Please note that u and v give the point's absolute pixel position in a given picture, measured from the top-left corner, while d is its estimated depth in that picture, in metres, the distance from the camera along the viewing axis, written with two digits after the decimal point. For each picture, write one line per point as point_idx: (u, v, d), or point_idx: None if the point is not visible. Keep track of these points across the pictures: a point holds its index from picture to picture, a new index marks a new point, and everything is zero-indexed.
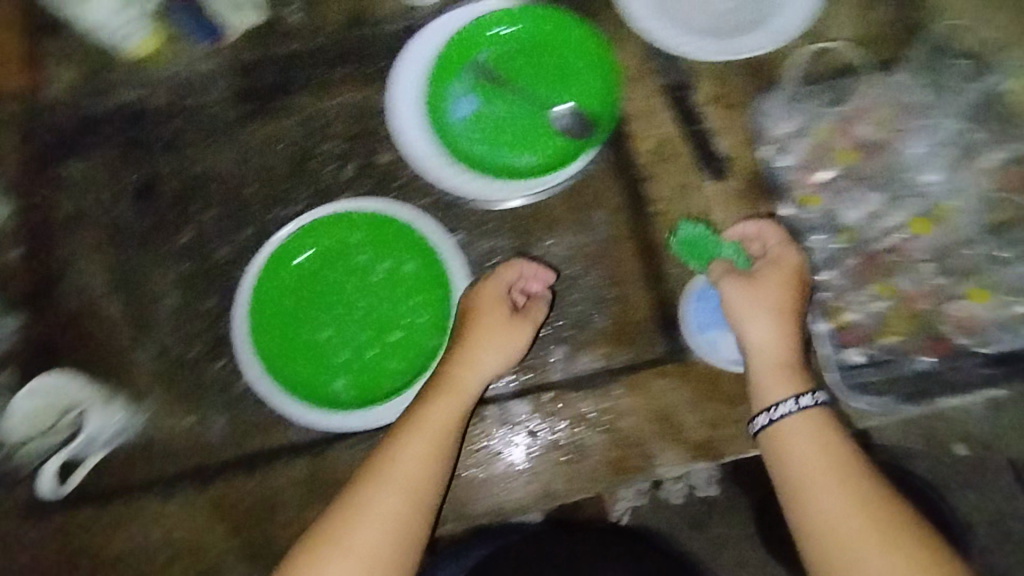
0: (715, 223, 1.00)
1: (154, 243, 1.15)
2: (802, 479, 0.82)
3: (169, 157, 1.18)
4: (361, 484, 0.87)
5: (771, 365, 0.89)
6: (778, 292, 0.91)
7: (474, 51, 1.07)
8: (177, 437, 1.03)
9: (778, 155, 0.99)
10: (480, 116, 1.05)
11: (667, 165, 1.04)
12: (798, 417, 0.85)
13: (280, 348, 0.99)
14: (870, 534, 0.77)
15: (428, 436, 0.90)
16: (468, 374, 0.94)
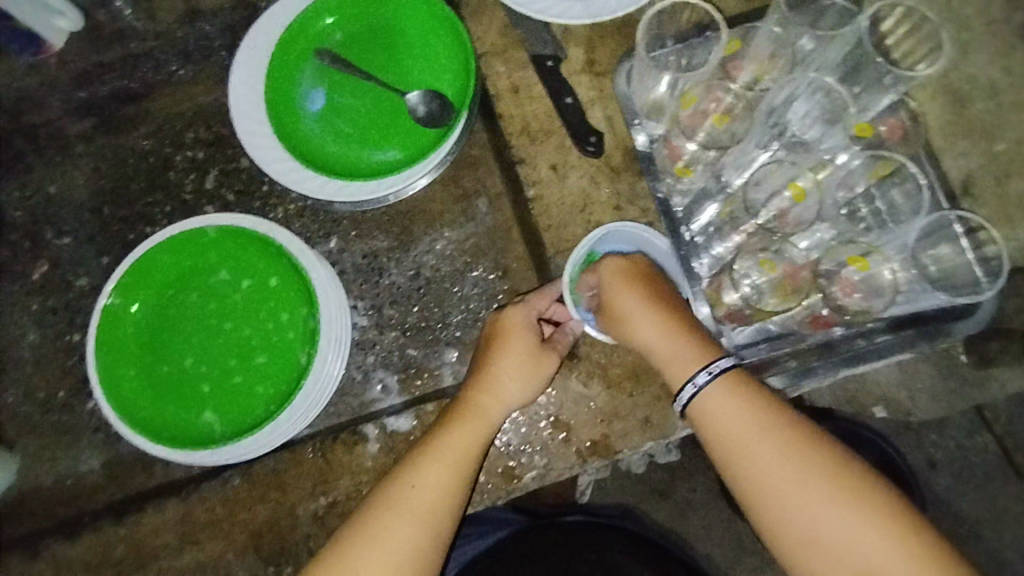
0: (593, 202, 0.95)
1: (9, 279, 1.07)
2: (732, 447, 0.73)
3: (16, 184, 1.09)
4: (357, 542, 0.75)
5: (679, 366, 0.77)
6: (636, 298, 0.79)
7: (321, 39, 0.99)
8: (59, 482, 0.99)
9: (644, 125, 0.93)
10: (332, 114, 0.98)
11: (540, 143, 0.97)
12: (717, 385, 0.74)
13: (138, 385, 0.91)
14: (826, 496, 0.68)
15: (442, 473, 0.79)
16: (496, 407, 0.83)
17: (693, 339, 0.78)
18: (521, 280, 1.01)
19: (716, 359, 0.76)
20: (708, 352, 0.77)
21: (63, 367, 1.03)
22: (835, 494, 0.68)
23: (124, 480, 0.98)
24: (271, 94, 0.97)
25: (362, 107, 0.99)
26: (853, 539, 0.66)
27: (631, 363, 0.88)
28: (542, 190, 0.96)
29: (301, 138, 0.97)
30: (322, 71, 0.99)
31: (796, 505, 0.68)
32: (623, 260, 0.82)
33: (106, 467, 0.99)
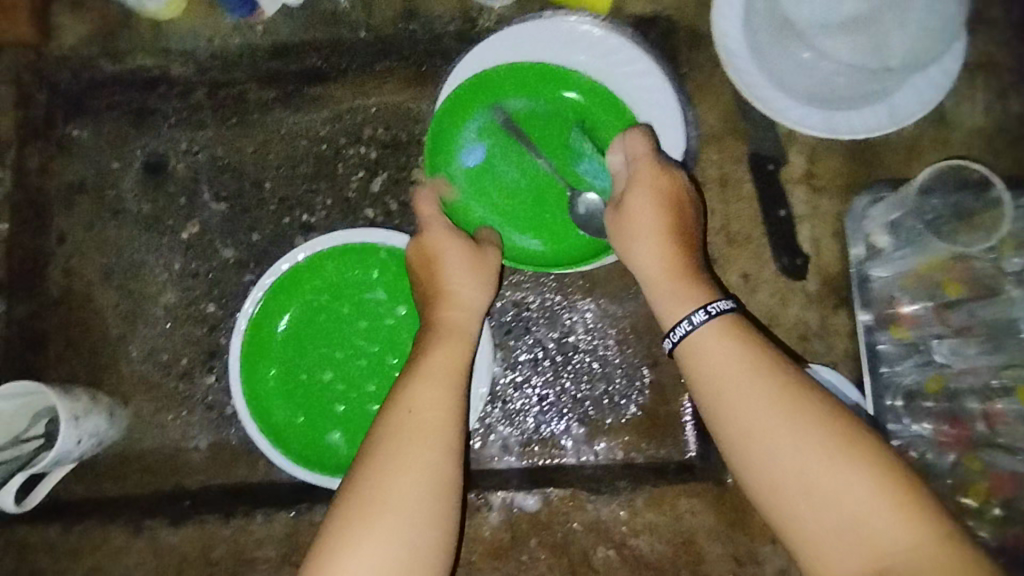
0: (779, 324, 0.90)
1: (158, 231, 1.05)
2: (721, 390, 0.68)
3: (185, 136, 1.06)
4: (372, 469, 0.68)
5: (678, 282, 0.76)
6: (656, 200, 0.80)
7: (500, 98, 0.92)
8: (163, 452, 0.97)
9: (869, 266, 0.86)
10: (490, 175, 0.93)
11: (738, 247, 0.91)
12: (706, 328, 0.71)
13: (279, 387, 0.90)
14: (808, 433, 0.63)
15: (438, 388, 0.74)
16: (462, 313, 0.81)
17: (699, 274, 0.78)
18: (669, 374, 0.96)
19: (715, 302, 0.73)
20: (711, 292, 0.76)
21: (192, 335, 1.01)
22: (846, 456, 0.61)
23: (228, 467, 0.97)
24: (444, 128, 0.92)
25: (519, 186, 0.93)
26: (849, 495, 0.60)
27: None
28: None
29: (458, 188, 0.93)
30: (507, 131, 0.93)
31: (788, 454, 0.63)
32: (666, 172, 0.82)
33: (212, 449, 0.98)
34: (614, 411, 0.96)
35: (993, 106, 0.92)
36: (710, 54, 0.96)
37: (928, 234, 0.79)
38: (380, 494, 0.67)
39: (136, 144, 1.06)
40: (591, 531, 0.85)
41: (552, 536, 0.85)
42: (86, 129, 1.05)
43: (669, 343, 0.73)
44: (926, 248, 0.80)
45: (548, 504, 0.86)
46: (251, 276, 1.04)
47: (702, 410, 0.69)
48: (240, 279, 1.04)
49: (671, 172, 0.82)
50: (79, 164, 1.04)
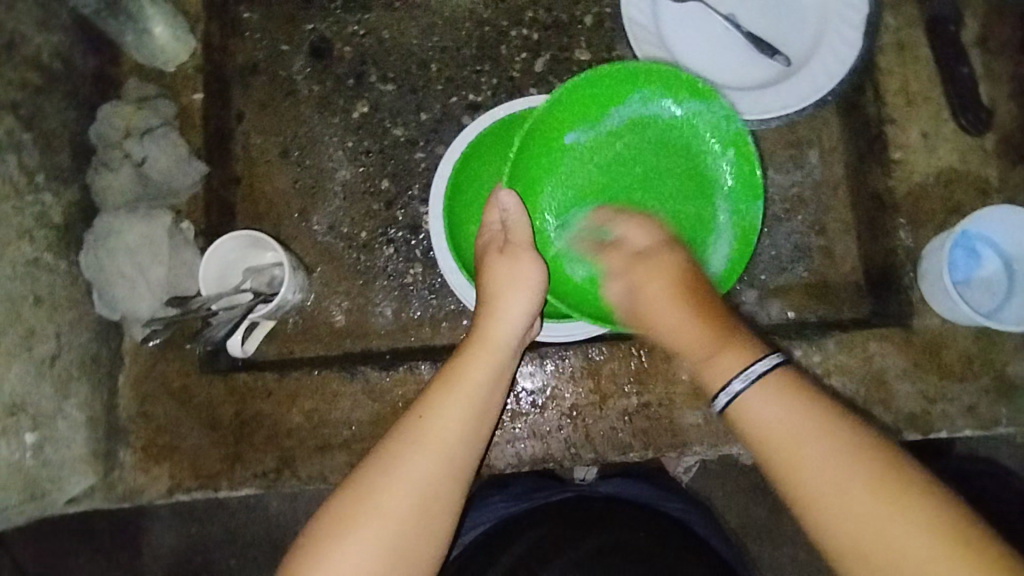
0: (958, 180, 0.93)
1: (330, 111, 1.06)
2: (788, 458, 0.58)
3: (351, 20, 1.08)
4: (372, 474, 0.67)
5: (702, 358, 0.67)
6: (663, 283, 0.73)
7: (640, 94, 0.84)
8: (349, 319, 1.00)
9: None
10: (574, 163, 0.86)
11: (915, 107, 0.94)
12: (759, 388, 0.62)
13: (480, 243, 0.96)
14: (893, 516, 0.52)
15: (458, 411, 0.71)
16: (504, 328, 0.77)
17: (727, 330, 0.67)
18: (838, 240, 0.99)
19: (755, 363, 0.63)
20: (750, 351, 0.65)
21: (370, 209, 1.04)
22: (925, 536, 0.51)
23: (414, 332, 1.00)
24: (575, 93, 0.82)
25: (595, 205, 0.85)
26: None
27: (968, 348, 0.89)
28: (907, 154, 0.94)
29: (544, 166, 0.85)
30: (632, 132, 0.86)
31: (843, 509, 0.54)
32: (665, 252, 0.76)
33: (397, 316, 1.01)
34: (786, 274, 0.98)
35: None
36: None
37: None
38: (370, 494, 0.66)
39: (306, 27, 1.07)
40: None
41: None
42: (257, 12, 1.07)
43: (721, 402, 0.64)
44: None
45: None
46: (421, 154, 1.06)
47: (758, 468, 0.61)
48: (411, 156, 1.05)
49: (670, 250, 0.77)
50: (253, 46, 1.06)
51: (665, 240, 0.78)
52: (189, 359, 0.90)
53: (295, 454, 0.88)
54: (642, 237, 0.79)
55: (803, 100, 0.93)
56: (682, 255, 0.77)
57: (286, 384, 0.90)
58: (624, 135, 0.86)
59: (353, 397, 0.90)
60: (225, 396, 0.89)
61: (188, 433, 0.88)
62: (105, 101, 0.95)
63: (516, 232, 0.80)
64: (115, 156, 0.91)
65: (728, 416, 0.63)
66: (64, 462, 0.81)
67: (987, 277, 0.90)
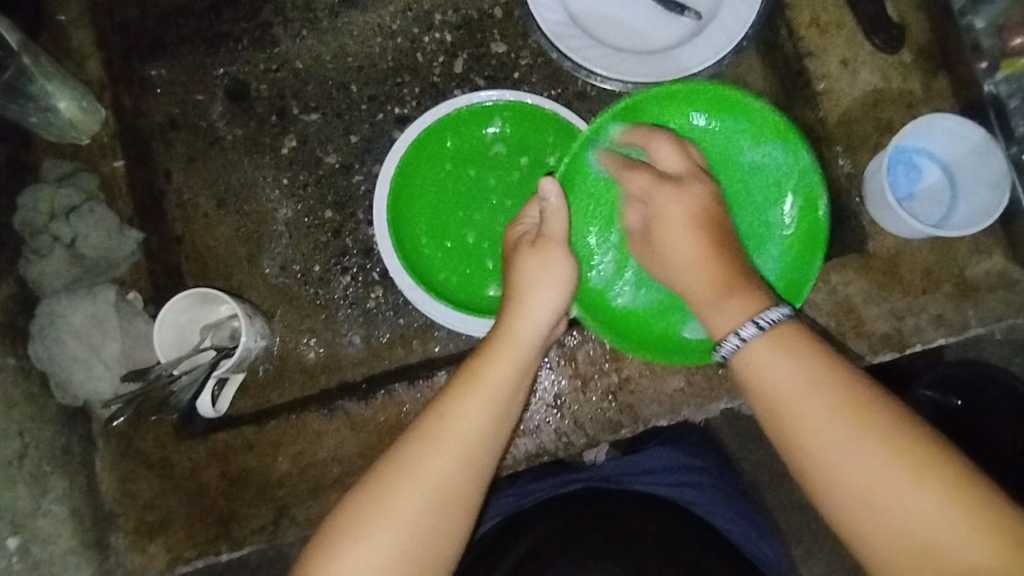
0: (884, 99, 0.94)
1: (258, 151, 1.04)
2: (785, 399, 0.63)
3: (261, 57, 1.06)
4: (391, 469, 0.67)
5: (710, 300, 0.71)
6: (686, 210, 0.75)
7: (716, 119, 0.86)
8: (319, 355, 0.99)
9: (973, 17, 0.91)
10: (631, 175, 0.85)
11: (829, 36, 0.95)
12: (762, 338, 0.66)
13: (433, 256, 0.96)
14: (882, 445, 0.58)
15: (482, 406, 0.70)
16: (527, 325, 0.75)
17: (749, 287, 0.71)
18: None
19: (766, 312, 0.68)
20: (759, 302, 0.69)
21: (319, 242, 1.02)
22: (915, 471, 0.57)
23: (386, 354, 0.99)
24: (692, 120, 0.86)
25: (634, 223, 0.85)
26: (920, 513, 0.56)
27: (925, 260, 0.90)
28: (832, 84, 0.95)
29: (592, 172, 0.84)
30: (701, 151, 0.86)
31: (832, 439, 0.60)
32: (688, 181, 0.77)
33: (367, 342, 1.00)
34: None
35: None
36: None
37: None
38: (390, 492, 0.66)
39: (217, 72, 1.05)
40: None
41: None
42: (164, 67, 1.04)
43: (728, 348, 0.68)
44: None
45: None
46: (359, 177, 1.04)
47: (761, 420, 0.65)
48: (349, 181, 1.04)
49: (698, 181, 0.78)
50: (166, 102, 1.03)
51: (687, 171, 0.79)
52: (164, 430, 0.88)
53: (290, 501, 0.87)
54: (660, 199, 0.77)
55: (718, 52, 0.94)
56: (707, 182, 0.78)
57: (267, 433, 0.89)
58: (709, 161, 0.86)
59: (337, 432, 0.89)
60: (207, 458, 0.88)
61: (178, 503, 0.87)
62: (24, 186, 0.92)
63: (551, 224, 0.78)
64: (44, 241, 0.88)
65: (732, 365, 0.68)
66: (53, 559, 0.78)
67: (930, 186, 0.91)
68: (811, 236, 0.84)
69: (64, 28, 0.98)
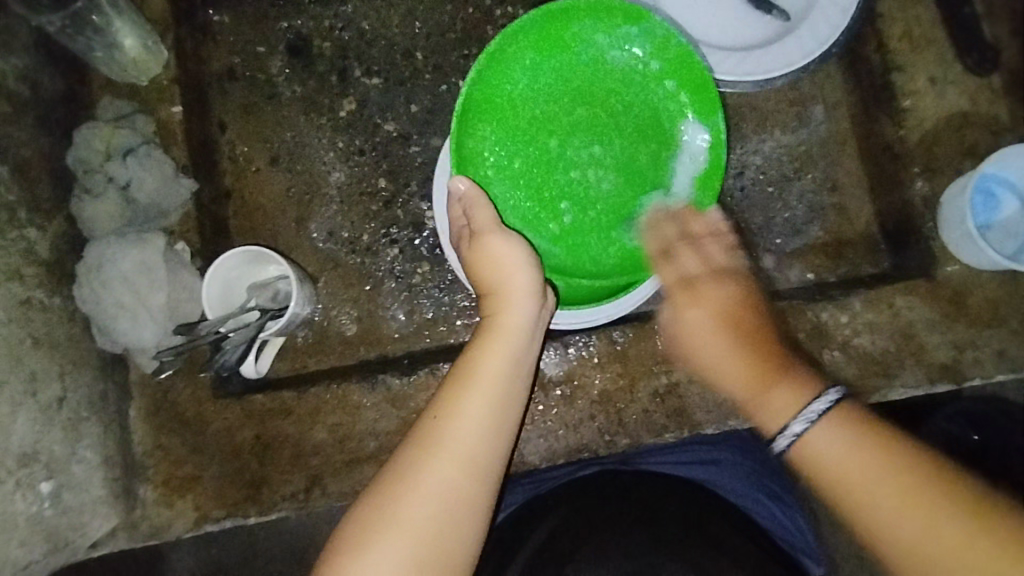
0: (970, 123, 0.91)
1: (316, 111, 1.01)
2: (844, 478, 0.59)
3: (327, 14, 1.03)
4: (389, 482, 0.63)
5: (756, 395, 0.66)
6: (714, 314, 0.71)
7: (558, 29, 0.79)
8: (360, 324, 0.97)
9: None
10: (513, 119, 0.79)
11: (920, 53, 0.92)
12: (824, 422, 0.61)
13: None
14: (964, 531, 0.53)
15: (479, 404, 0.66)
16: (515, 315, 0.70)
17: (779, 367, 0.66)
18: (850, 194, 0.96)
19: (811, 403, 0.63)
20: (805, 390, 0.64)
21: (369, 211, 1.00)
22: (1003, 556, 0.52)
23: (428, 332, 0.97)
24: (541, 51, 0.79)
25: (529, 164, 0.80)
26: None
27: (994, 292, 0.88)
28: (916, 101, 0.92)
29: (469, 139, 0.77)
30: (560, 76, 0.80)
31: (911, 525, 0.55)
32: (722, 277, 0.72)
33: (410, 318, 0.98)
34: (802, 234, 0.96)
35: None
36: None
37: None
38: (391, 502, 0.62)
39: (280, 25, 1.02)
40: (814, 339, 0.88)
41: None
42: (226, 13, 1.01)
43: (782, 442, 0.63)
44: None
45: None
46: (416, 148, 1.01)
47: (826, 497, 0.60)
48: (406, 151, 1.01)
49: (728, 279, 0.73)
50: (226, 50, 1.00)
51: (726, 267, 0.73)
52: (201, 386, 0.86)
53: (325, 470, 0.85)
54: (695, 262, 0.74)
55: (813, 48, 0.90)
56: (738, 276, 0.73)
57: (306, 400, 0.87)
58: (582, 88, 0.80)
59: (377, 406, 0.87)
60: (242, 420, 0.86)
61: (209, 461, 0.85)
62: (79, 123, 0.89)
63: (479, 216, 0.74)
64: (99, 180, 0.86)
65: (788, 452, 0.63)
66: (83, 507, 0.77)
67: (1008, 218, 0.88)
68: (704, 90, 0.78)
69: None
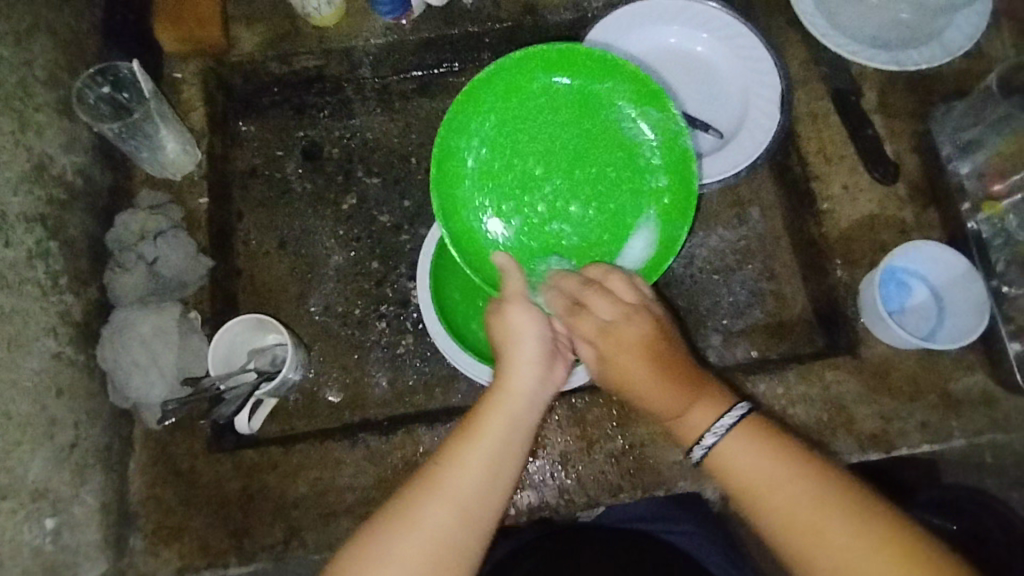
0: (880, 223, 1.05)
1: (322, 205, 1.18)
2: (750, 487, 0.68)
3: (337, 126, 1.23)
4: (392, 517, 0.69)
5: (678, 413, 0.75)
6: (630, 354, 0.76)
7: (572, 71, 0.91)
8: (345, 390, 1.07)
9: (958, 163, 1.05)
10: (507, 133, 0.93)
11: (833, 165, 1.09)
12: (730, 437, 0.71)
13: (467, 306, 1.05)
14: (834, 518, 0.64)
15: (481, 457, 0.72)
16: (523, 379, 0.78)
17: (688, 398, 0.75)
18: (783, 282, 1.10)
19: (722, 418, 0.72)
20: (718, 406, 0.74)
21: (362, 289, 1.13)
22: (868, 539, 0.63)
23: (407, 398, 1.07)
24: (554, 87, 0.92)
25: (506, 179, 0.93)
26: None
27: (914, 371, 0.98)
28: (833, 204, 1.07)
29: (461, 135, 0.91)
30: (563, 113, 0.93)
31: (799, 516, 0.65)
32: (638, 316, 0.77)
33: (392, 385, 1.08)
34: (745, 316, 1.09)
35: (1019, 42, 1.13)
36: (785, 20, 1.16)
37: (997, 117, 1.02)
38: (390, 533, 0.68)
39: (298, 135, 1.21)
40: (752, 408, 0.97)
41: None
42: (253, 125, 1.22)
43: (697, 455, 0.72)
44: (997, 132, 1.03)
45: None
46: (407, 236, 1.17)
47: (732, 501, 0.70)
48: (397, 238, 1.16)
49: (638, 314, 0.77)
50: (250, 154, 1.19)
51: (635, 306, 0.78)
52: (198, 441, 0.95)
53: (302, 523, 0.92)
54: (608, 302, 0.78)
55: (747, 158, 1.07)
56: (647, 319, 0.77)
57: (292, 456, 0.95)
58: (582, 135, 0.93)
59: (355, 463, 0.95)
60: (232, 473, 0.94)
61: (200, 511, 0.92)
62: (120, 209, 1.05)
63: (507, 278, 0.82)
64: (130, 259, 0.99)
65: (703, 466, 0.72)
66: (78, 548, 0.84)
67: (920, 304, 1.00)
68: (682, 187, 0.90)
69: (177, 84, 1.14)
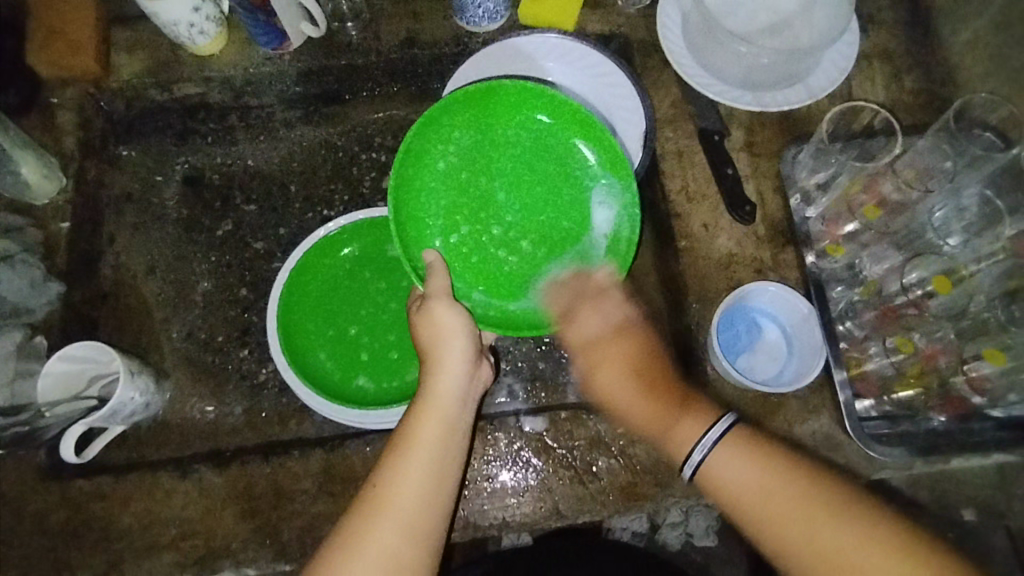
0: (736, 263, 1.05)
1: (195, 230, 1.18)
2: (741, 498, 0.75)
3: (218, 152, 1.23)
4: (341, 547, 0.76)
5: (669, 425, 0.81)
6: (615, 368, 0.85)
7: (546, 108, 0.95)
8: (197, 418, 1.06)
9: (804, 206, 1.05)
10: (474, 157, 0.96)
11: (696, 203, 1.08)
12: (718, 449, 0.77)
13: (317, 337, 1.04)
14: (816, 510, 0.71)
15: (420, 471, 0.79)
16: (448, 382, 0.85)
17: (680, 401, 0.81)
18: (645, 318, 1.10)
19: (709, 432, 0.78)
20: (703, 420, 0.79)
21: (226, 317, 1.13)
22: (850, 523, 0.69)
23: (259, 427, 1.06)
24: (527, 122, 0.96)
25: (458, 200, 0.96)
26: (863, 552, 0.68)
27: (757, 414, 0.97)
28: (692, 242, 1.07)
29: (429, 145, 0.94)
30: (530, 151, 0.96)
31: (787, 521, 0.71)
32: (624, 331, 0.86)
33: (246, 414, 1.07)
34: None
35: (891, 83, 1.13)
36: (660, 58, 1.17)
37: (845, 160, 1.02)
38: (345, 561, 0.75)
39: (178, 160, 1.22)
40: (592, 447, 0.97)
41: (560, 452, 0.97)
42: (134, 148, 1.21)
43: (689, 471, 0.79)
44: (844, 171, 1.02)
45: (553, 425, 0.98)
46: (279, 263, 1.17)
47: (723, 515, 0.77)
48: (267, 266, 1.16)
49: (631, 324, 0.86)
50: (128, 178, 1.20)
51: (619, 327, 0.86)
52: (27, 469, 0.94)
53: (126, 553, 0.92)
54: (603, 321, 0.86)
55: None
56: (638, 323, 0.86)
57: (122, 486, 0.94)
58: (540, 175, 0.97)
59: (186, 494, 0.94)
60: (59, 502, 0.93)
61: (25, 538, 0.92)
62: None
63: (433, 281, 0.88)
64: None
65: (696, 478, 0.78)
66: None
67: (766, 347, 1.01)
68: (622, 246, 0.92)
69: (52, 108, 1.14)
